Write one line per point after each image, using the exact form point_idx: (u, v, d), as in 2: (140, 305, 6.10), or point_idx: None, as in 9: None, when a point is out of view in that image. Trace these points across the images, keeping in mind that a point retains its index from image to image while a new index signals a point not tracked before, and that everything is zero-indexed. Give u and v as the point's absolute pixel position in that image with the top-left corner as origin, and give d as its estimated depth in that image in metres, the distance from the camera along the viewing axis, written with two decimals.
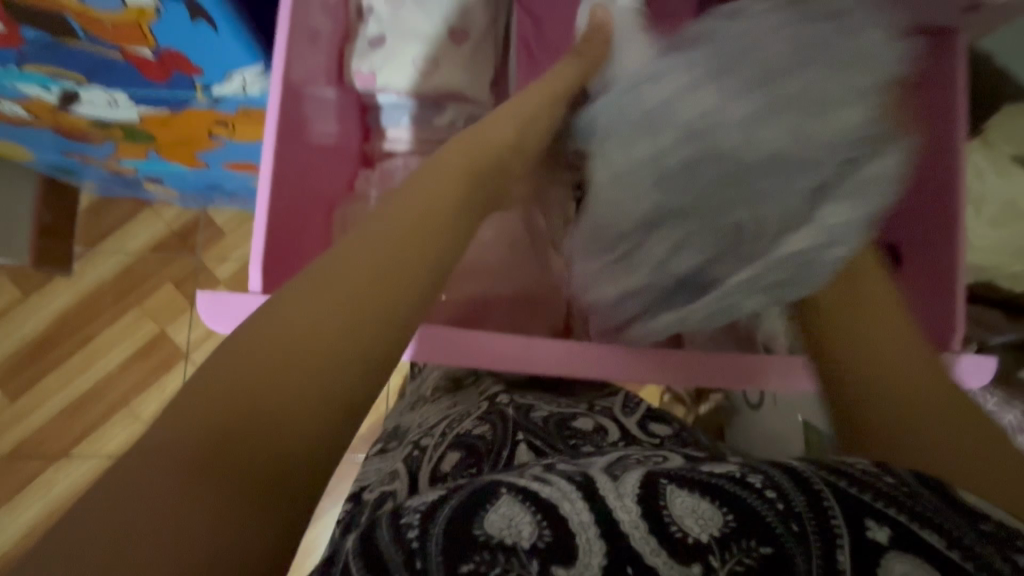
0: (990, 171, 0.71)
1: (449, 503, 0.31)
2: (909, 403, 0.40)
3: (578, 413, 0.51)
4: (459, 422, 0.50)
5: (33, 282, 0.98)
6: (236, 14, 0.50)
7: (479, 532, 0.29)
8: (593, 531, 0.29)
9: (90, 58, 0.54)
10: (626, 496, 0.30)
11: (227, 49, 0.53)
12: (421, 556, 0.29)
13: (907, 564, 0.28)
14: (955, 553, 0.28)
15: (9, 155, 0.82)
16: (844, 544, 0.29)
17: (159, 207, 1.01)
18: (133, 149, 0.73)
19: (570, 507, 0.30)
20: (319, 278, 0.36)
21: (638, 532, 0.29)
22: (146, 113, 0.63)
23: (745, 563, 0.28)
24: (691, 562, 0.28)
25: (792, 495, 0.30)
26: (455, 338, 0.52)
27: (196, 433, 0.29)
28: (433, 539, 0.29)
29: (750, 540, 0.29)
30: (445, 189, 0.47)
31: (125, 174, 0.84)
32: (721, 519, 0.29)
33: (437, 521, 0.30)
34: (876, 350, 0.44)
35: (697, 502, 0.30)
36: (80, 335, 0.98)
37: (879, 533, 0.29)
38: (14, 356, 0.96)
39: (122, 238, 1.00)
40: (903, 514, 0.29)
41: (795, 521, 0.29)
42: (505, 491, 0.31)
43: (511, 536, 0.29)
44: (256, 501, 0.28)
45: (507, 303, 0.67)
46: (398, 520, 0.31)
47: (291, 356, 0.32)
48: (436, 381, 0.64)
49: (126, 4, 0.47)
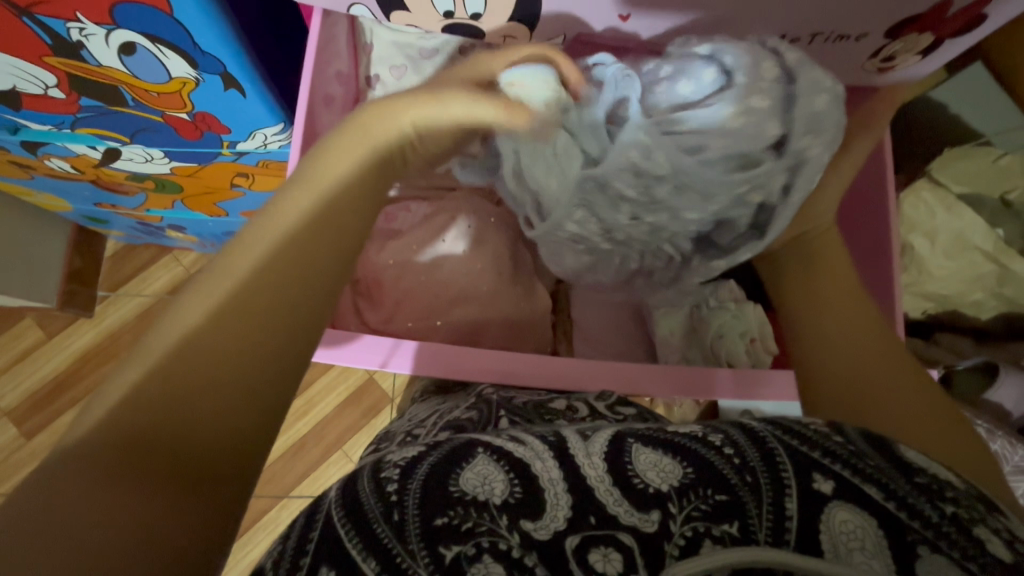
0: (939, 207, 0.74)
1: (427, 460, 0.35)
2: (855, 375, 0.42)
3: (556, 395, 0.53)
4: (449, 412, 0.51)
5: (58, 323, 1.09)
6: (267, 91, 0.56)
7: (455, 488, 0.33)
8: (562, 488, 0.33)
9: (137, 121, 0.59)
10: (595, 455, 0.35)
11: (257, 117, 0.59)
12: (399, 507, 0.33)
13: (849, 513, 0.31)
14: (890, 503, 0.31)
15: (49, 205, 0.92)
16: (793, 493, 0.32)
17: (178, 253, 1.13)
18: (162, 200, 0.83)
19: (541, 466, 0.34)
20: (202, 296, 0.34)
21: (603, 484, 0.33)
22: (177, 166, 0.70)
23: (701, 509, 0.32)
24: (651, 508, 0.32)
25: (748, 451, 0.34)
26: (454, 355, 0.53)
27: (118, 440, 0.29)
28: (411, 490, 0.33)
29: (706, 488, 0.32)
30: (349, 158, 0.40)
31: (149, 221, 0.94)
32: (681, 471, 0.33)
33: (416, 477, 0.34)
34: (830, 323, 0.46)
35: (659, 458, 0.34)
36: (98, 373, 1.08)
37: (824, 484, 0.32)
38: (39, 392, 1.07)
39: (142, 282, 1.12)
40: (847, 470, 0.32)
41: (750, 473, 0.33)
42: (482, 451, 0.35)
43: (483, 493, 0.33)
44: (186, 500, 0.30)
45: (497, 327, 0.64)
46: (379, 474, 0.35)
47: (195, 375, 0.31)
48: (424, 387, 0.64)
49: (172, 76, 0.52)
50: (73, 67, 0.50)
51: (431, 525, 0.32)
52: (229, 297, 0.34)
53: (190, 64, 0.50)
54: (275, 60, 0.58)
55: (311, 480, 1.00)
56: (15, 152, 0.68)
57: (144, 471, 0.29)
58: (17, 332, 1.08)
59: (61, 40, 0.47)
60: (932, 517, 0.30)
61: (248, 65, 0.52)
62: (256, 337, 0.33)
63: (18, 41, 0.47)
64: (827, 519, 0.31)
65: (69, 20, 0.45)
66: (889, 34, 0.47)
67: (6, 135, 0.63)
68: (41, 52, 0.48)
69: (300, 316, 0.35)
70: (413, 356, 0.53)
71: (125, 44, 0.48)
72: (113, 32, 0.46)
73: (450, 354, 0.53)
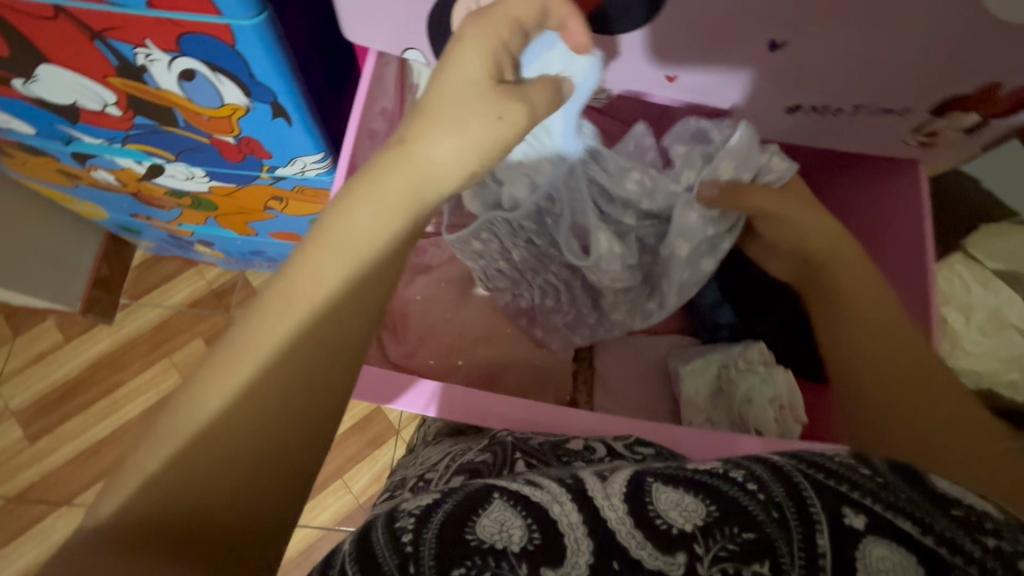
0: (974, 282, 0.73)
1: (443, 506, 0.34)
2: (890, 392, 0.44)
3: (571, 434, 0.51)
4: (461, 455, 0.50)
5: (77, 327, 1.10)
6: (313, 121, 0.58)
7: (472, 537, 0.32)
8: (582, 532, 0.32)
9: (183, 141, 0.61)
10: (614, 497, 0.34)
11: (299, 146, 0.61)
12: (414, 559, 0.31)
13: (887, 549, 0.30)
14: (928, 538, 0.30)
15: (87, 213, 0.95)
16: (823, 529, 0.31)
17: (203, 267, 1.14)
18: (195, 216, 0.85)
19: (559, 509, 0.33)
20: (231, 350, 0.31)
21: (624, 527, 0.32)
22: (215, 186, 0.72)
23: (729, 548, 0.31)
24: (676, 551, 0.31)
25: (772, 486, 0.33)
26: (474, 399, 0.52)
27: (158, 507, 0.28)
28: (427, 541, 0.32)
29: (732, 527, 0.31)
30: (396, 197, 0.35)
31: (180, 235, 0.96)
32: (705, 509, 0.32)
33: (432, 525, 0.33)
34: (865, 350, 0.47)
35: (682, 497, 0.33)
36: (110, 381, 1.08)
37: (856, 520, 0.31)
38: (50, 395, 1.07)
39: (165, 293, 1.13)
40: (878, 504, 0.31)
41: (776, 509, 0.32)
42: (498, 496, 0.34)
43: (502, 541, 0.32)
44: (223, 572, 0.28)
45: (515, 371, 0.65)
46: (393, 523, 0.33)
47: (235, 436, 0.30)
48: (438, 429, 0.63)
49: (224, 102, 0.54)
50: (134, 88, 0.52)
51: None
52: (247, 366, 0.31)
53: (243, 92, 0.52)
54: (320, 90, 0.60)
55: (308, 509, 0.98)
56: (65, 161, 0.70)
57: (180, 552, 0.28)
58: (36, 333, 1.09)
59: (127, 64, 0.49)
60: (974, 551, 0.29)
61: (298, 96, 0.53)
62: (285, 404, 0.31)
63: (86, 61, 0.49)
64: (862, 554, 0.30)
65: (137, 46, 0.47)
66: (935, 110, 0.48)
67: (59, 146, 0.66)
68: (107, 72, 0.51)
69: (328, 385, 0.32)
70: (440, 398, 0.52)
71: (187, 71, 0.50)
72: (178, 59, 0.48)
73: (477, 399, 0.52)
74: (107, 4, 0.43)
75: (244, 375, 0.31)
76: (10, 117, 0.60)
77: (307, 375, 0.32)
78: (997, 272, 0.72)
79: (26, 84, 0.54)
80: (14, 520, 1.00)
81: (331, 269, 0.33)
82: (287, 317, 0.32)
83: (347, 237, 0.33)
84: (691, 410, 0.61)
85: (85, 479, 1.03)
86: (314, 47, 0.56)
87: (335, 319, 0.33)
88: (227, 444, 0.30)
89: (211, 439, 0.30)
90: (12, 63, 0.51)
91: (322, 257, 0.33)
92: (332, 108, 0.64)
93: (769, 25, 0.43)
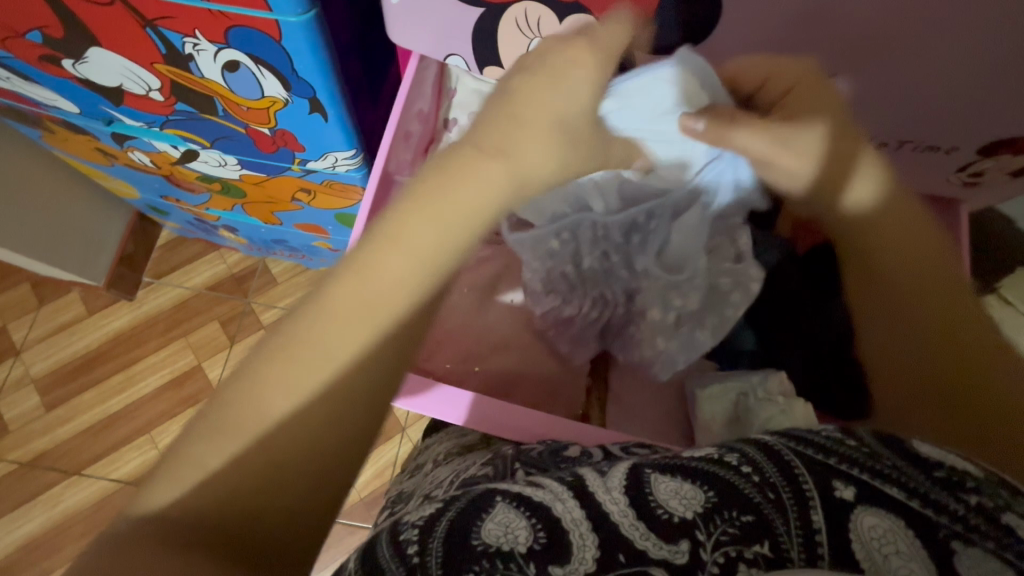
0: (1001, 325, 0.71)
1: (447, 514, 0.33)
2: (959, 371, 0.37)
3: (572, 442, 0.50)
4: (466, 470, 0.50)
5: (99, 302, 1.12)
6: (347, 117, 0.58)
7: (478, 542, 0.31)
8: (586, 528, 0.32)
9: (220, 129, 0.62)
10: (614, 490, 0.34)
11: (333, 141, 0.61)
12: (422, 569, 0.31)
13: (876, 517, 0.30)
14: (914, 501, 0.30)
15: (120, 191, 0.97)
16: (817, 505, 0.31)
17: (226, 252, 1.16)
18: (223, 201, 0.86)
19: (563, 507, 0.33)
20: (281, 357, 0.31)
21: (627, 519, 0.32)
22: (246, 174, 0.73)
23: (730, 532, 0.31)
24: (680, 539, 0.31)
25: (767, 469, 0.33)
26: (493, 408, 0.53)
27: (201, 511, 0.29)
28: (432, 551, 0.32)
29: (731, 510, 0.31)
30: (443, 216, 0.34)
31: (207, 219, 0.98)
32: (704, 496, 0.32)
33: (436, 534, 0.32)
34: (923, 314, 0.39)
35: (680, 485, 0.33)
36: (127, 357, 1.10)
37: (845, 492, 0.31)
38: (68, 366, 1.09)
39: (186, 275, 1.15)
40: (866, 473, 0.31)
41: (772, 490, 0.32)
42: (500, 500, 0.34)
43: (508, 543, 0.31)
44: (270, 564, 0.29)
45: (530, 380, 0.65)
46: (398, 537, 0.33)
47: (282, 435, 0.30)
48: (445, 452, 0.62)
49: (264, 94, 0.54)
50: (179, 75, 0.53)
51: None
52: (293, 371, 0.30)
53: (283, 86, 0.53)
54: (359, 86, 0.61)
55: None
56: (104, 141, 0.72)
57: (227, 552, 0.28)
58: (60, 305, 1.12)
59: (174, 51, 0.50)
60: (959, 510, 0.29)
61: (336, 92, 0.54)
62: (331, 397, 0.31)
63: (136, 46, 0.50)
64: (854, 527, 0.30)
65: (186, 36, 0.48)
66: (984, 150, 0.46)
67: (100, 126, 0.67)
68: (154, 59, 0.52)
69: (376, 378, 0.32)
70: (462, 405, 0.53)
71: (231, 62, 0.50)
72: (223, 50, 0.49)
73: (498, 410, 0.53)
74: None
75: (286, 381, 0.30)
76: (55, 95, 0.62)
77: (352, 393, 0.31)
78: None
79: (75, 65, 0.55)
80: (26, 485, 1.03)
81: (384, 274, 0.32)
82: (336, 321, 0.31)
83: (416, 249, 0.33)
84: (705, 435, 0.60)
85: (97, 452, 1.05)
86: (354, 41, 0.57)
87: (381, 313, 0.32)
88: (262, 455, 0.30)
89: (246, 446, 0.30)
90: (64, 45, 0.52)
91: (378, 281, 0.32)
92: (366, 104, 0.64)
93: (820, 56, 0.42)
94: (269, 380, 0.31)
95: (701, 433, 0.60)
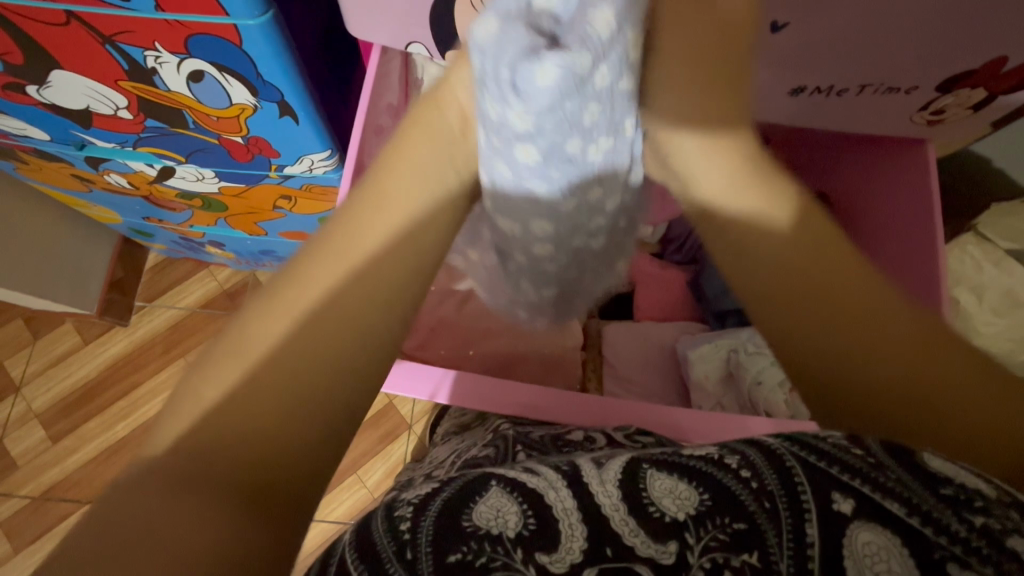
0: (987, 264, 0.73)
1: (441, 494, 0.34)
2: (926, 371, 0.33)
3: (572, 427, 0.52)
4: (467, 451, 0.52)
5: (94, 330, 1.10)
6: (319, 119, 0.58)
7: (468, 523, 0.32)
8: (576, 517, 0.32)
9: (194, 142, 0.62)
10: (609, 483, 0.33)
11: (306, 144, 0.61)
12: (411, 545, 0.31)
13: (872, 533, 0.29)
14: (913, 518, 0.29)
15: (102, 218, 0.96)
16: (812, 518, 0.30)
17: (214, 268, 1.14)
18: (206, 217, 0.85)
19: (555, 495, 0.33)
20: (275, 290, 0.32)
21: (618, 513, 0.32)
22: (225, 187, 0.73)
23: (720, 538, 0.30)
24: (668, 540, 0.30)
25: (765, 474, 0.32)
26: (480, 387, 0.54)
27: (202, 458, 0.27)
28: (422, 529, 0.32)
29: (724, 516, 0.31)
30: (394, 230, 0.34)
31: (192, 237, 0.96)
32: (698, 497, 0.32)
33: (428, 514, 0.33)
34: (838, 322, 0.34)
35: (676, 484, 0.32)
36: (127, 382, 1.08)
37: (844, 504, 0.30)
38: (67, 397, 1.07)
39: (179, 294, 1.13)
40: (867, 486, 0.30)
41: (768, 499, 0.31)
42: (495, 484, 0.34)
43: (497, 526, 0.32)
44: (285, 477, 0.28)
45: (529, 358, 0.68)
46: (392, 512, 0.34)
47: (282, 360, 0.30)
48: (447, 429, 0.65)
49: (232, 101, 0.54)
50: (144, 91, 0.53)
51: (443, 563, 0.31)
52: (277, 320, 0.30)
53: (251, 92, 0.53)
54: (325, 83, 0.60)
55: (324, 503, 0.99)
56: (78, 166, 0.71)
57: (240, 484, 0.27)
58: (56, 336, 1.10)
59: (137, 67, 0.50)
60: (960, 531, 0.28)
61: (306, 95, 0.54)
62: (326, 333, 0.31)
63: (99, 67, 0.51)
64: (849, 542, 0.29)
65: (147, 49, 0.48)
66: (943, 85, 0.49)
67: (73, 152, 0.67)
68: (118, 76, 0.52)
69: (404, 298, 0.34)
70: (448, 389, 0.54)
71: (195, 72, 0.50)
72: (185, 61, 0.49)
73: (479, 387, 0.54)
74: (118, 10, 0.44)
75: (277, 328, 0.30)
76: (25, 124, 0.62)
77: (360, 286, 0.32)
78: (1009, 251, 0.73)
79: (40, 91, 0.55)
80: (38, 520, 1.00)
81: (324, 274, 0.32)
82: (323, 277, 0.32)
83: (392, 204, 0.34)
84: (701, 394, 0.63)
85: (107, 479, 1.02)
86: (318, 40, 0.57)
87: (390, 259, 0.33)
88: (187, 434, 0.28)
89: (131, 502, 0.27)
90: (29, 71, 0.52)
91: (321, 259, 0.32)
92: (337, 109, 0.65)
93: (770, 10, 0.44)
94: (221, 360, 0.30)
95: (695, 392, 0.62)
